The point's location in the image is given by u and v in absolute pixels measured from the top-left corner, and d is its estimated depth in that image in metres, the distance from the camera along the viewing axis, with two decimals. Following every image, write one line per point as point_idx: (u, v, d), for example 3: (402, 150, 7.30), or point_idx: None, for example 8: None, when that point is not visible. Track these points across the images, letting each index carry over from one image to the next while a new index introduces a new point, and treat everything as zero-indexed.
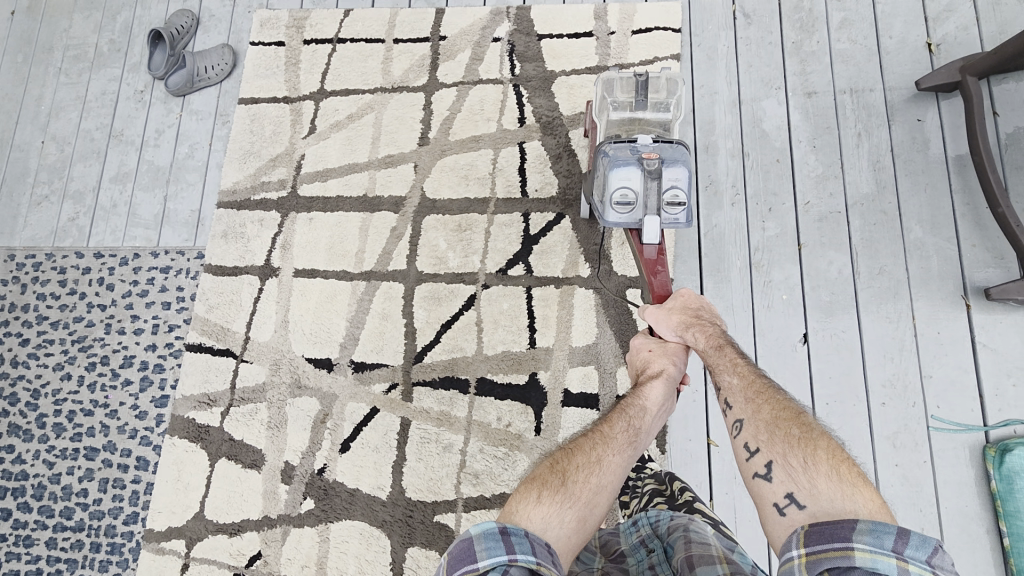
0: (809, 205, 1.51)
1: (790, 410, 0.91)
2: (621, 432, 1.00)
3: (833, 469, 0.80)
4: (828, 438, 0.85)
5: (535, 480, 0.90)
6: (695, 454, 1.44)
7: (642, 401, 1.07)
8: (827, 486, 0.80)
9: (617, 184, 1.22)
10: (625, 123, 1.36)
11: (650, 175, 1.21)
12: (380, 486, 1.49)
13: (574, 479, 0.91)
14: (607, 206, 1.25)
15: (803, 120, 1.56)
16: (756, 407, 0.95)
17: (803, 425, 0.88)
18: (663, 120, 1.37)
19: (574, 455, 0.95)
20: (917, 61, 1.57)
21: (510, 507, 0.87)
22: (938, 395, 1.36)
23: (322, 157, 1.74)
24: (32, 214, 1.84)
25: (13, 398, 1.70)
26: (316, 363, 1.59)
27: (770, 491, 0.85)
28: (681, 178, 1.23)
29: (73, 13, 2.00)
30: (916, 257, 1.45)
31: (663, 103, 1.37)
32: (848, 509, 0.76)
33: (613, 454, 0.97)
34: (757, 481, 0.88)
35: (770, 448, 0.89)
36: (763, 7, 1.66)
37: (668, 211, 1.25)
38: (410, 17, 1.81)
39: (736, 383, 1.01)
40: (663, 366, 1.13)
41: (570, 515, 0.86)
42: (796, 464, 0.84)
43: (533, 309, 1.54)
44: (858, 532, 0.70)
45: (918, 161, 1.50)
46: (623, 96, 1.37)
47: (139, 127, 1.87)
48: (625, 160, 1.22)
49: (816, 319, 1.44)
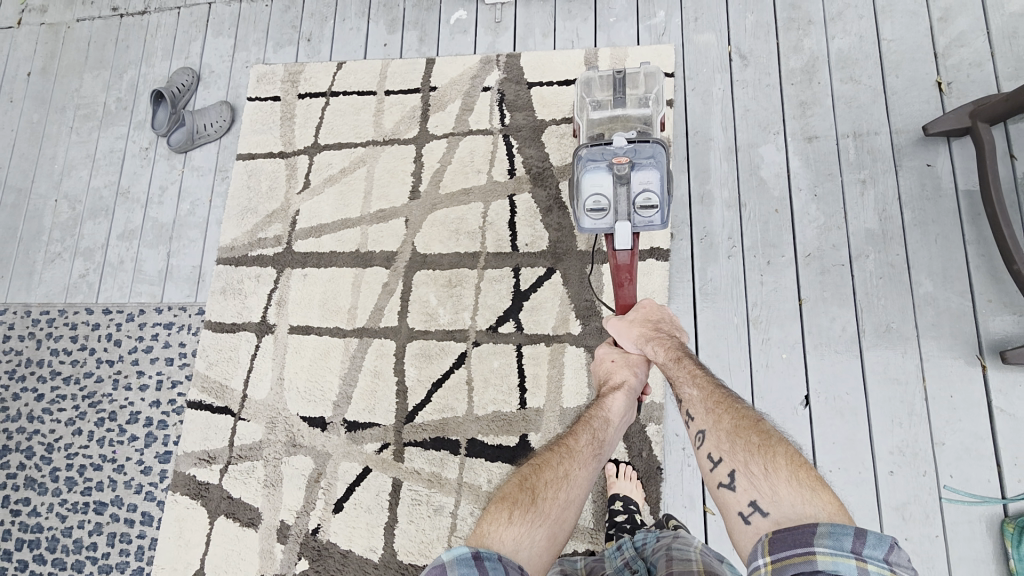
0: (810, 256, 1.44)
1: (749, 419, 0.97)
2: (586, 445, 1.06)
3: (792, 474, 0.85)
4: (785, 444, 0.90)
5: (506, 500, 0.93)
6: (691, 523, 1.37)
7: (605, 413, 1.15)
8: (788, 492, 0.84)
9: (588, 191, 1.21)
10: (606, 122, 1.40)
11: (619, 180, 1.19)
12: (372, 547, 1.49)
13: (544, 496, 0.95)
14: (581, 213, 1.24)
15: (803, 166, 1.50)
16: (717, 417, 1.00)
17: (761, 432, 0.93)
18: (644, 116, 1.38)
19: (543, 471, 0.99)
20: (926, 101, 1.48)
21: (481, 530, 0.90)
22: (952, 464, 1.28)
23: (316, 213, 1.75)
24: (46, 271, 1.91)
25: (29, 451, 1.76)
26: (311, 422, 1.60)
27: (734, 500, 0.89)
28: (654, 181, 1.21)
29: (83, 72, 2.07)
30: (926, 313, 1.37)
31: (643, 99, 1.39)
32: (808, 513, 0.81)
33: (579, 467, 1.02)
34: (722, 489, 0.93)
35: (732, 456, 0.93)
36: (760, 47, 1.59)
37: (641, 215, 1.23)
38: (401, 69, 1.81)
39: (697, 394, 1.06)
40: (624, 377, 1.22)
41: (542, 533, 0.91)
42: (757, 471, 0.89)
43: (523, 368, 1.52)
44: (819, 535, 0.75)
45: (929, 209, 1.42)
46: (603, 95, 1.44)
47: (144, 184, 1.93)
48: (596, 166, 1.23)
49: (818, 380, 1.37)
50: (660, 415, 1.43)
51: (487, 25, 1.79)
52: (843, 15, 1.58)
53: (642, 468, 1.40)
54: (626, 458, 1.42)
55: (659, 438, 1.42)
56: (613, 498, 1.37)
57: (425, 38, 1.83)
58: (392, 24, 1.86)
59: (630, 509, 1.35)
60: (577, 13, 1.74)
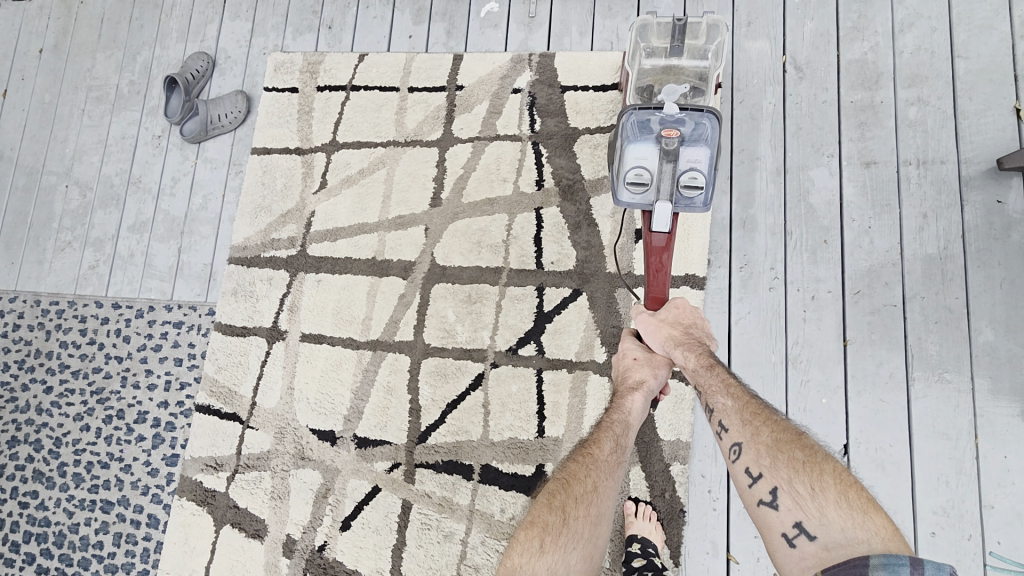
0: (859, 294, 1.33)
1: (790, 432, 0.93)
2: (610, 453, 1.06)
3: (841, 495, 0.83)
4: (831, 461, 0.87)
5: (536, 525, 0.94)
6: (712, 570, 1.30)
7: (625, 416, 1.13)
8: (837, 514, 0.81)
9: (631, 163, 1.15)
10: (658, 72, 1.30)
11: (666, 156, 1.12)
12: (379, 569, 1.45)
13: (574, 515, 0.96)
14: (620, 185, 1.18)
15: (858, 194, 1.38)
16: (755, 429, 0.97)
17: (806, 448, 0.90)
18: (700, 70, 1.28)
19: (571, 487, 1.00)
20: (1001, 129, 1.35)
21: (514, 559, 0.92)
22: (999, 529, 1.20)
23: (332, 215, 1.67)
24: (56, 260, 1.86)
25: (37, 444, 1.74)
26: (320, 436, 1.55)
27: (778, 520, 0.87)
28: (702, 160, 1.14)
29: (96, 51, 1.99)
30: (983, 364, 1.27)
31: (701, 50, 1.27)
32: (861, 538, 0.78)
33: (607, 478, 1.03)
34: (763, 507, 0.90)
35: (774, 473, 0.90)
36: (819, 59, 1.46)
37: (684, 194, 1.16)
38: (427, 64, 1.70)
39: (731, 404, 1.02)
40: (643, 377, 1.17)
41: (575, 555, 0.93)
42: (804, 491, 0.86)
43: (543, 394, 1.45)
44: (873, 568, 0.71)
45: (995, 249, 1.31)
46: (659, 42, 1.29)
47: (156, 174, 1.86)
48: (642, 137, 1.16)
49: (860, 429, 1.28)
50: (686, 454, 1.35)
51: (520, 20, 1.67)
52: (914, 26, 1.43)
53: (663, 510, 1.33)
54: (647, 497, 1.34)
55: (683, 478, 1.34)
56: (630, 539, 1.30)
57: (453, 32, 1.71)
58: (419, 14, 1.74)
59: (648, 553, 1.27)
60: (618, 11, 1.61)
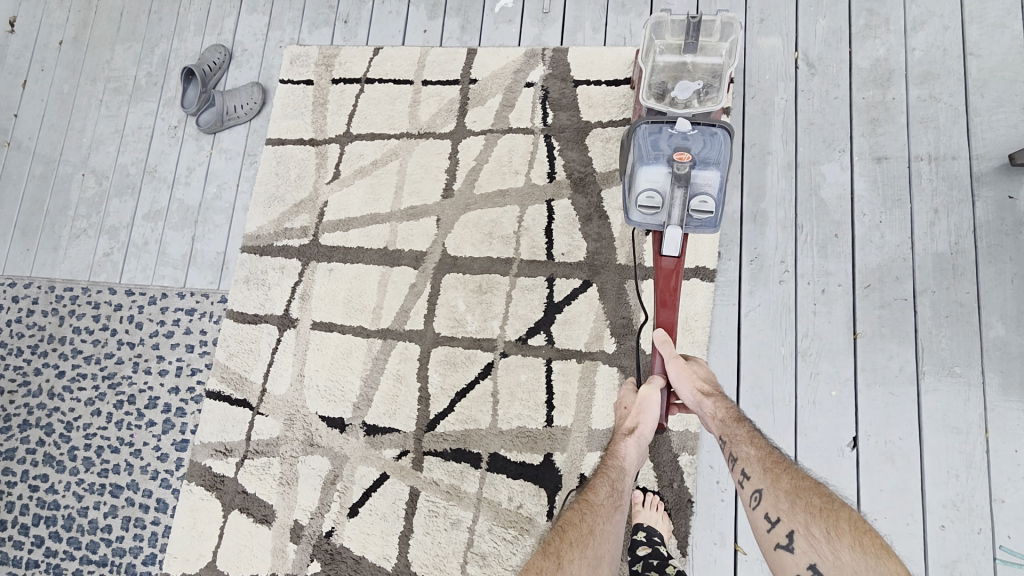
0: (870, 288, 1.34)
1: (808, 480, 0.96)
2: (606, 497, 1.08)
3: (856, 541, 0.86)
4: (848, 510, 0.90)
5: (532, 571, 0.95)
6: (720, 560, 1.30)
7: (621, 462, 1.14)
8: (851, 557, 0.85)
9: (643, 186, 1.16)
10: (673, 69, 1.29)
11: (678, 180, 1.12)
12: (386, 556, 1.46)
13: (569, 558, 0.97)
14: (632, 206, 1.19)
15: (869, 189, 1.39)
16: (775, 476, 0.98)
17: (823, 495, 0.93)
18: (714, 67, 1.28)
19: (566, 532, 1.01)
20: (1013, 126, 1.36)
21: None
22: (1008, 524, 1.20)
23: (345, 206, 1.69)
24: (71, 247, 1.89)
25: (48, 428, 1.75)
26: (329, 422, 1.56)
27: (793, 563, 0.89)
28: (713, 183, 1.15)
29: (115, 44, 2.02)
30: (994, 359, 1.27)
31: (715, 48, 1.29)
32: None
33: (604, 522, 1.05)
34: (779, 551, 0.92)
35: (792, 517, 0.92)
36: (831, 55, 1.47)
37: (695, 217, 1.17)
38: (440, 57, 1.73)
39: (754, 453, 1.02)
40: (636, 423, 1.19)
41: None
42: (820, 535, 0.89)
43: (552, 384, 1.46)
44: None
45: (1007, 245, 1.31)
46: (673, 40, 1.30)
47: (171, 163, 1.88)
48: (653, 158, 1.16)
49: (869, 422, 1.28)
50: (694, 445, 1.35)
51: (534, 16, 1.69)
52: (926, 25, 1.44)
53: (670, 500, 1.33)
54: (655, 487, 1.35)
55: (691, 469, 1.34)
56: (636, 527, 1.30)
57: (467, 26, 1.73)
58: (434, 9, 1.77)
59: (654, 541, 1.27)
60: (632, 7, 1.64)
